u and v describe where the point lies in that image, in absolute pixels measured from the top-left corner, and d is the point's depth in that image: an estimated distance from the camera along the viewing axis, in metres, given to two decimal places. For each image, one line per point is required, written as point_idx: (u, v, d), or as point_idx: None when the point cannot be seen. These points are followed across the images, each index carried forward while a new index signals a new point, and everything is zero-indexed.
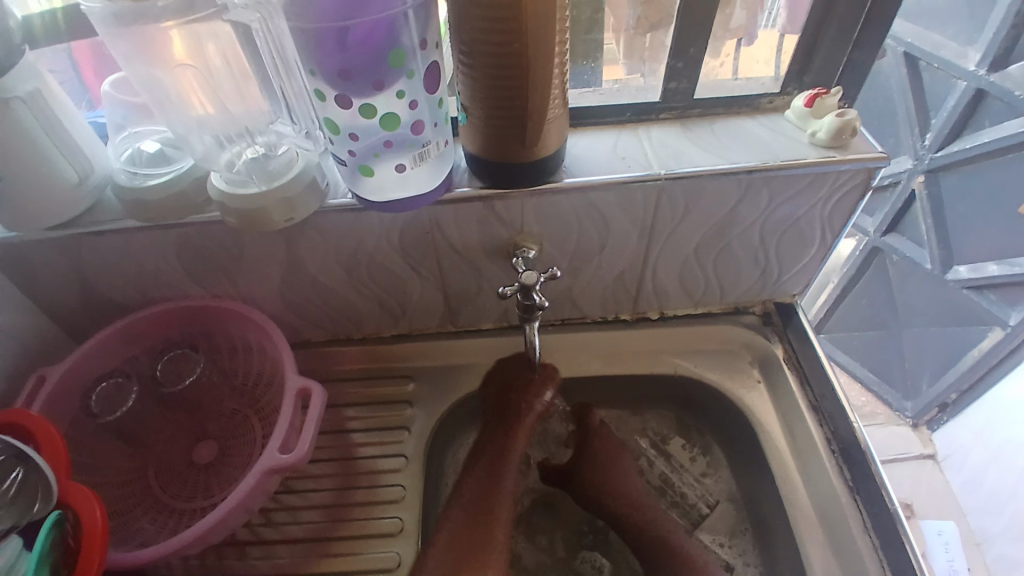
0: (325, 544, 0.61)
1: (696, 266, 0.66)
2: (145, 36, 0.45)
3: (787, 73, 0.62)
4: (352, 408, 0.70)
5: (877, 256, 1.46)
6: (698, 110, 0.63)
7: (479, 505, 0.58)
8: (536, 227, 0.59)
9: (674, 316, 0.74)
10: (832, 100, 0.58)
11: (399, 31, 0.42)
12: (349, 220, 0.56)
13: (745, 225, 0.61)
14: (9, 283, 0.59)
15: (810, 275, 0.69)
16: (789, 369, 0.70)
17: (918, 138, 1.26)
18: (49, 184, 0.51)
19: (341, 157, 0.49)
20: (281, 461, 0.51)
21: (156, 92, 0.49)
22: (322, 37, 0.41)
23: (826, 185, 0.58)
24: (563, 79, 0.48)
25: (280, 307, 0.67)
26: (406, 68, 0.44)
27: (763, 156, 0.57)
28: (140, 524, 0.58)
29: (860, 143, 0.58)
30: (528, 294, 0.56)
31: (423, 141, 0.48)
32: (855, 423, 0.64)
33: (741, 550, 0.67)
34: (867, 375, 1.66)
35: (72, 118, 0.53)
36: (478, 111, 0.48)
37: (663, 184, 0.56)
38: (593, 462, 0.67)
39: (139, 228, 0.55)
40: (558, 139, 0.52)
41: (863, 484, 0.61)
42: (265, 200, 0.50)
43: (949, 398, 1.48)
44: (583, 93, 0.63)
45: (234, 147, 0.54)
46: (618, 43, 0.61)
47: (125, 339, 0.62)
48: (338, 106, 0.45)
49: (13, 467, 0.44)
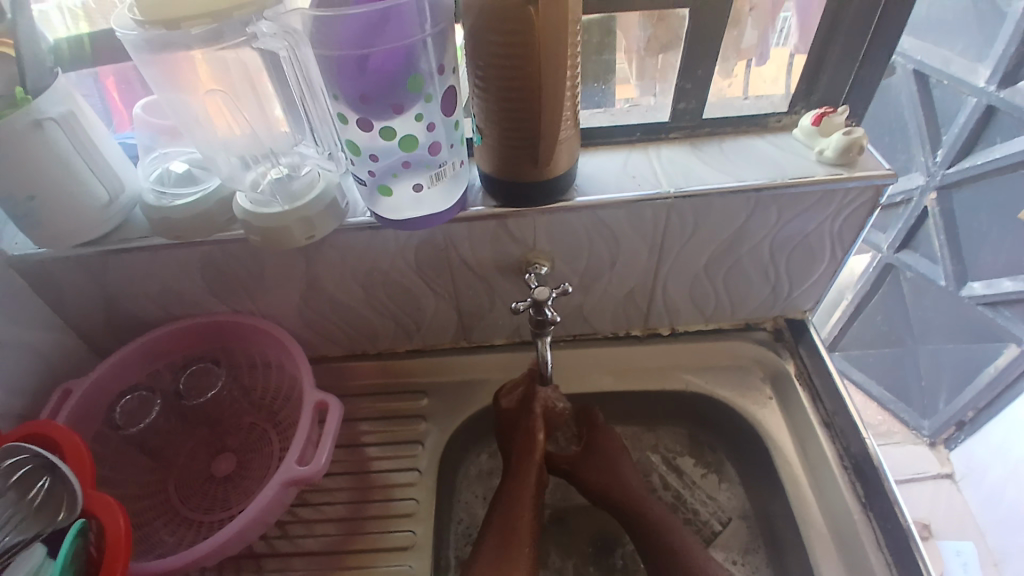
0: (339, 557, 0.62)
1: (706, 283, 0.67)
2: (175, 62, 0.47)
3: (795, 92, 0.63)
4: (367, 422, 0.71)
5: (892, 273, 1.45)
6: (707, 130, 0.65)
7: (505, 535, 0.59)
8: (548, 244, 0.60)
9: (685, 332, 0.74)
10: (840, 119, 0.59)
11: (417, 57, 0.44)
12: (367, 238, 0.57)
13: (754, 243, 0.62)
14: (38, 299, 0.61)
15: (820, 290, 0.69)
16: (800, 386, 0.70)
17: (929, 155, 1.26)
18: (80, 204, 0.54)
19: (361, 177, 0.51)
20: (299, 473, 0.52)
21: (184, 115, 0.52)
22: (344, 63, 0.43)
23: (834, 202, 0.59)
24: (575, 100, 0.50)
25: (298, 322, 0.68)
26: (424, 92, 0.46)
27: (772, 173, 0.58)
28: (160, 537, 0.60)
29: (868, 160, 0.59)
30: (540, 309, 0.57)
31: (439, 161, 0.50)
32: (868, 440, 0.64)
33: (754, 567, 0.67)
34: (883, 394, 1.63)
35: (104, 140, 0.55)
36: (493, 132, 0.50)
37: (673, 201, 0.57)
38: (596, 464, 0.67)
39: (166, 246, 0.57)
40: (570, 159, 0.53)
41: (877, 501, 0.61)
42: (287, 219, 0.52)
43: (967, 415, 1.46)
44: (594, 113, 0.65)
45: (259, 168, 0.56)
46: (630, 64, 0.62)
47: (150, 353, 0.64)
48: (358, 129, 0.47)
49: (41, 476, 0.46)
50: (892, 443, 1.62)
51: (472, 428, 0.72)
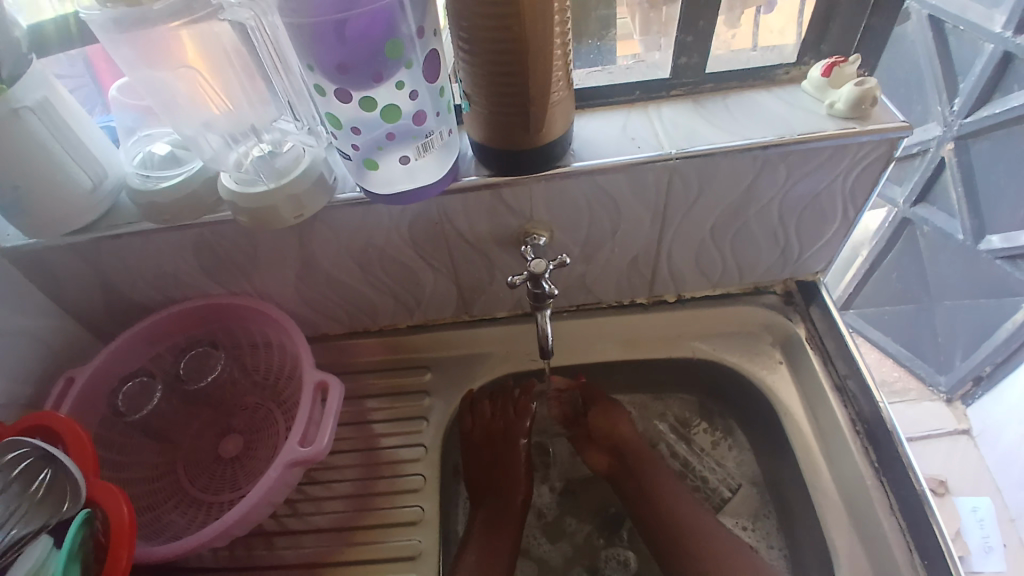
0: (350, 533, 0.62)
1: (712, 249, 0.65)
2: (150, 41, 0.45)
3: (804, 42, 0.60)
4: (374, 399, 0.71)
5: (908, 228, 1.41)
6: (710, 86, 0.61)
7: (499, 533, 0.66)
8: (546, 214, 0.58)
9: (691, 298, 0.72)
10: (851, 69, 0.56)
11: (397, 21, 0.42)
12: (359, 214, 0.56)
13: (763, 203, 0.60)
14: (35, 288, 0.60)
15: (832, 252, 0.67)
16: (811, 350, 0.68)
17: (946, 105, 1.20)
18: (66, 193, 0.52)
19: (346, 152, 0.49)
20: (302, 454, 0.52)
21: (162, 95, 0.49)
22: (319, 30, 0.40)
23: (847, 158, 0.56)
24: (567, 60, 0.47)
25: (298, 302, 0.67)
26: (404, 58, 0.44)
27: (779, 130, 0.55)
28: (171, 518, 0.60)
29: (881, 112, 0.56)
30: (537, 282, 0.56)
31: (425, 131, 0.48)
32: (880, 402, 0.63)
33: (763, 533, 0.68)
34: (899, 351, 1.61)
35: (84, 125, 0.54)
36: (481, 98, 0.47)
37: (675, 163, 0.55)
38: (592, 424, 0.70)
39: (155, 230, 0.56)
40: (564, 123, 0.51)
41: (890, 466, 0.60)
42: (273, 198, 0.51)
43: (984, 370, 1.43)
44: (591, 73, 0.62)
45: (242, 147, 0.54)
46: (632, 17, 0.59)
47: (148, 338, 0.63)
48: (339, 102, 0.45)
49: (42, 468, 0.46)
50: (907, 401, 1.59)
51: (485, 394, 0.71)
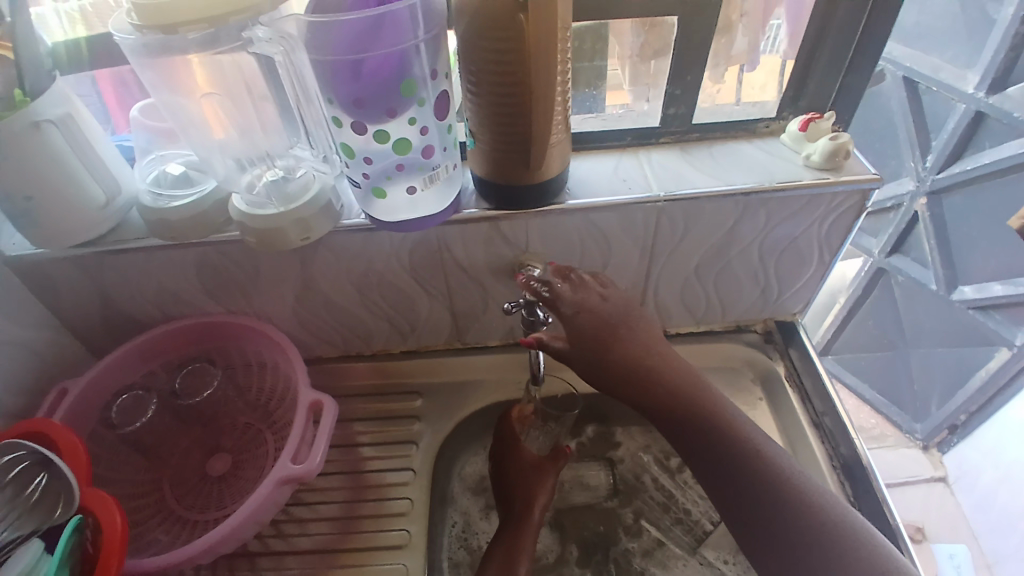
0: (335, 555, 0.62)
1: (696, 286, 0.68)
2: (173, 68, 0.48)
3: (783, 99, 0.65)
4: (361, 423, 0.71)
5: (882, 278, 1.46)
6: (697, 134, 0.66)
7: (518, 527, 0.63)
8: (540, 246, 0.61)
9: (676, 334, 0.75)
10: (825, 125, 0.61)
11: (411, 62, 0.45)
12: (361, 239, 0.58)
13: (744, 244, 0.63)
14: (34, 299, 0.61)
15: (810, 292, 0.70)
16: (789, 387, 0.71)
17: (919, 160, 1.27)
18: (80, 205, 0.54)
19: (355, 179, 0.52)
20: (292, 471, 0.53)
21: (182, 118, 0.53)
22: (338, 67, 0.43)
23: (822, 206, 0.60)
24: (565, 107, 0.51)
25: (294, 324, 0.69)
26: (417, 96, 0.47)
27: (760, 178, 0.59)
28: (153, 535, 0.60)
29: (854, 164, 0.60)
30: (532, 309, 0.58)
31: (432, 164, 0.51)
32: (858, 443, 0.65)
33: (744, 567, 0.67)
34: (877, 398, 1.65)
35: (99, 141, 0.56)
36: (484, 135, 0.51)
37: (663, 205, 0.58)
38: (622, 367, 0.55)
39: (162, 247, 0.58)
40: (560, 163, 0.54)
41: (866, 501, 0.61)
42: (281, 220, 0.53)
43: (959, 419, 1.48)
44: (586, 119, 0.66)
45: (255, 169, 0.57)
46: (623, 68, 0.63)
47: (144, 354, 0.64)
48: (353, 132, 0.48)
49: (37, 472, 0.47)
50: (885, 446, 1.63)
51: (477, 417, 0.73)
